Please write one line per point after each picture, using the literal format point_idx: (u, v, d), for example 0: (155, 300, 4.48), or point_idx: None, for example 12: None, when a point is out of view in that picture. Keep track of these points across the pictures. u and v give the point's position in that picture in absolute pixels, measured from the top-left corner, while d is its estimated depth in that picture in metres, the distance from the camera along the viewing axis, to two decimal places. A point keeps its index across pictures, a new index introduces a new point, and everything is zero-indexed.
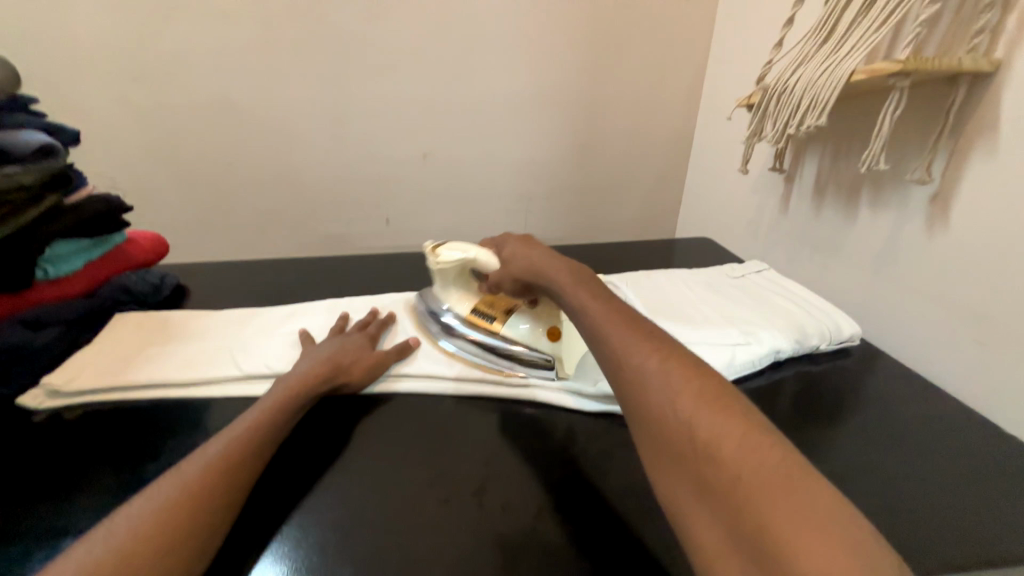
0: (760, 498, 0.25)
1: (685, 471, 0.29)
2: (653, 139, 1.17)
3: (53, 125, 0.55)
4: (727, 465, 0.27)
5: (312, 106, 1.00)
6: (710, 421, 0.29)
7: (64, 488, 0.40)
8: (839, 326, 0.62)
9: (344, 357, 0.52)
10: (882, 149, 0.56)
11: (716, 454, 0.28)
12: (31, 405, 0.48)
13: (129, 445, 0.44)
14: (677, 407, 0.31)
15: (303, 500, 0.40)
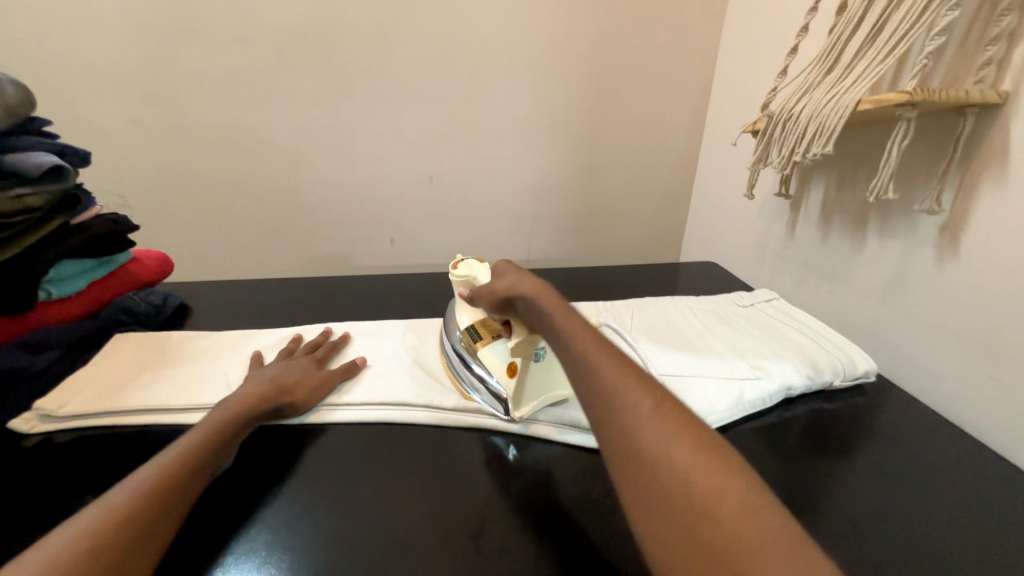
0: (762, 571, 0.23)
1: (678, 531, 0.27)
2: (658, 162, 1.18)
3: (65, 147, 0.56)
4: (719, 515, 0.26)
5: (321, 128, 1.01)
6: (702, 470, 0.28)
7: (47, 519, 0.38)
8: (853, 360, 0.60)
9: (289, 379, 0.52)
10: (889, 178, 0.56)
11: (709, 507, 0.26)
12: (22, 429, 0.47)
13: (118, 473, 0.43)
14: (667, 452, 0.29)
15: (280, 543, 0.38)
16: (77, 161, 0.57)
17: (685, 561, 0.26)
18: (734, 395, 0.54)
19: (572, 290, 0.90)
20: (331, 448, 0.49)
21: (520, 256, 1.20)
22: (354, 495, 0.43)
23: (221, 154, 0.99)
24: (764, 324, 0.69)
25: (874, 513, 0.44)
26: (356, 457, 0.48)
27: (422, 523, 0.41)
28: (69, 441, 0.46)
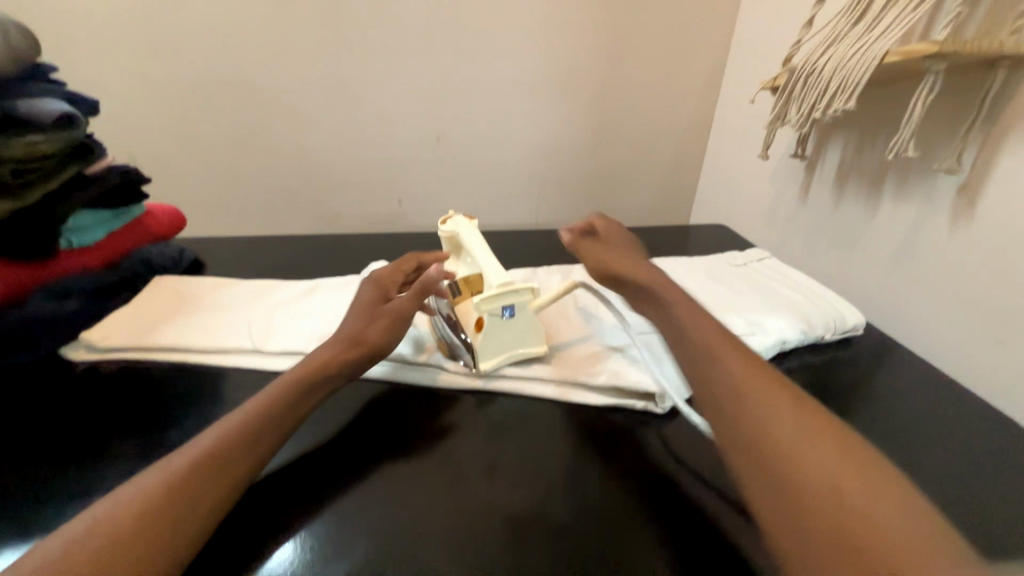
0: (909, 552, 0.24)
1: (815, 522, 0.27)
2: (672, 122, 1.14)
3: (73, 94, 0.55)
4: (797, 478, 0.29)
5: (326, 82, 0.99)
6: (830, 460, 0.30)
7: (90, 446, 0.41)
8: (844, 316, 0.62)
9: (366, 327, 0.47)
10: (911, 135, 0.54)
11: (795, 469, 0.30)
12: (71, 356, 0.51)
13: (149, 409, 0.45)
14: (789, 449, 0.31)
15: (309, 475, 0.39)
16: (86, 111, 0.57)
17: (832, 551, 0.26)
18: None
19: None
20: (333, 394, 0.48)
21: (527, 219, 1.19)
22: (352, 441, 0.43)
23: (226, 109, 0.98)
24: (762, 282, 0.69)
25: None
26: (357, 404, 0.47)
27: (427, 466, 0.40)
28: (103, 379, 0.49)
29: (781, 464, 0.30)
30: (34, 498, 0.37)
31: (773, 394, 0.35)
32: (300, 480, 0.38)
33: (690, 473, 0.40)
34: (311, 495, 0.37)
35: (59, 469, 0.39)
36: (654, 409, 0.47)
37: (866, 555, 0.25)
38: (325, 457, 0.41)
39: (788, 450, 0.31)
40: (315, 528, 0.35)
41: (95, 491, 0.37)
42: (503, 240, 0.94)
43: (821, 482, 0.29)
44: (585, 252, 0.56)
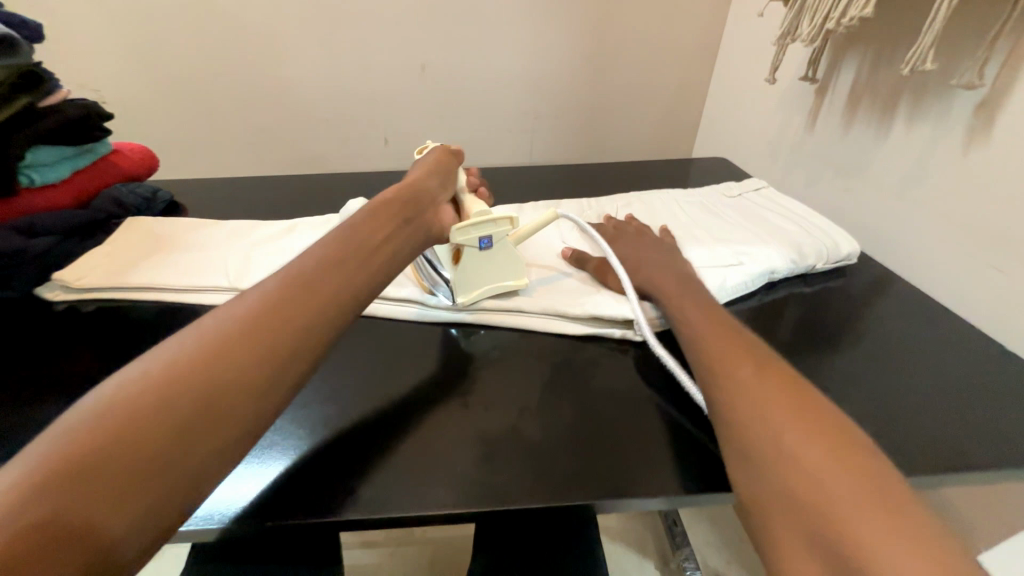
0: (843, 509, 0.25)
1: (768, 478, 0.29)
2: (675, 47, 1.05)
3: (10, 16, 0.51)
4: (735, 401, 0.33)
5: (297, 6, 0.91)
6: (790, 424, 0.30)
7: (75, 381, 0.42)
8: (837, 244, 0.60)
9: (413, 186, 0.46)
10: (931, 45, 0.49)
11: (761, 431, 0.31)
12: (48, 297, 0.51)
13: (130, 346, 0.45)
14: (760, 414, 0.31)
15: (288, 402, 0.39)
16: (31, 36, 0.53)
17: (779, 507, 0.27)
18: (713, 280, 0.53)
19: (573, 189, 0.87)
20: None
21: (521, 158, 1.14)
22: (316, 374, 0.42)
23: (192, 40, 0.91)
24: (754, 212, 0.67)
25: (853, 386, 0.45)
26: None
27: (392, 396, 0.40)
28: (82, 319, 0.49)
29: (725, 392, 0.35)
30: (23, 428, 0.38)
31: (719, 339, 0.39)
32: (279, 407, 0.39)
33: (653, 400, 0.41)
34: (289, 418, 0.38)
35: (46, 402, 0.40)
36: (630, 337, 0.47)
37: (778, 453, 0.29)
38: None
39: (727, 380, 0.35)
40: (285, 446, 0.36)
41: None
42: (493, 179, 0.90)
43: (748, 399, 0.33)
44: (615, 237, 0.57)
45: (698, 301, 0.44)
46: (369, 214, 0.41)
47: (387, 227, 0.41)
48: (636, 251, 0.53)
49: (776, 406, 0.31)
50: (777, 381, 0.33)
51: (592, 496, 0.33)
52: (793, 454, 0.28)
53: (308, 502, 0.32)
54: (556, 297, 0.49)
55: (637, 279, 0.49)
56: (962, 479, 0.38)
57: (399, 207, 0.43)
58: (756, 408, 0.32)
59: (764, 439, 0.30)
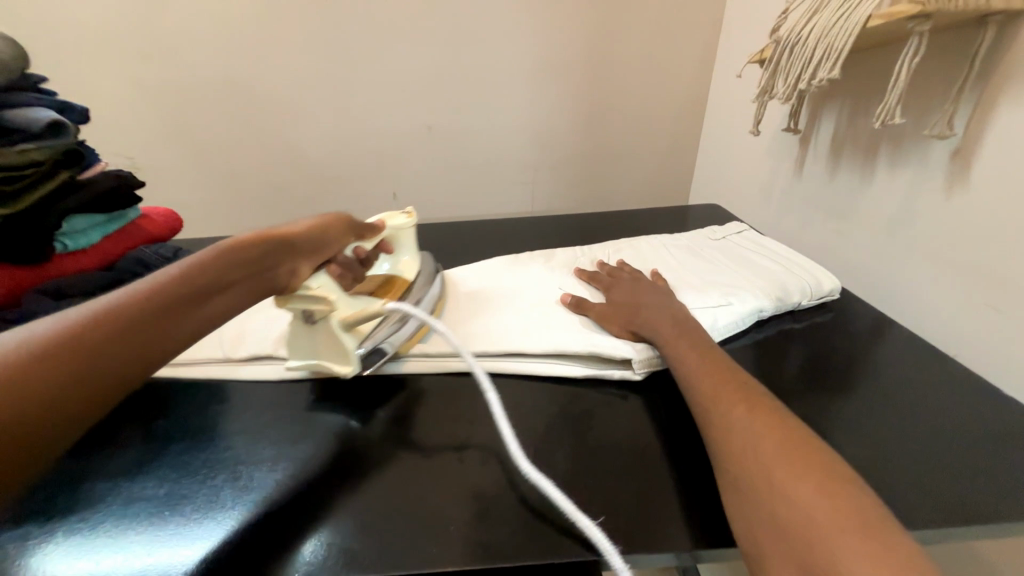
0: (834, 542, 0.26)
1: (764, 515, 0.29)
2: (665, 103, 1.13)
3: (61, 103, 0.57)
4: (731, 440, 0.34)
5: (315, 80, 1.00)
6: (780, 462, 0.31)
7: (86, 443, 0.42)
8: (819, 281, 0.62)
9: (285, 236, 0.45)
10: (899, 100, 0.53)
11: (755, 470, 0.31)
12: None
13: (141, 405, 0.46)
14: (754, 452, 0.32)
15: (295, 456, 0.40)
16: (76, 118, 0.59)
17: (777, 545, 0.28)
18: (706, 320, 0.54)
19: (572, 237, 0.90)
20: (302, 389, 0.48)
21: (523, 207, 1.19)
22: (321, 430, 0.43)
23: (219, 112, 1.00)
24: (736, 254, 0.69)
25: (857, 431, 0.45)
26: (321, 395, 0.47)
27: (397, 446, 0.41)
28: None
29: (721, 430, 0.36)
30: (33, 489, 0.38)
31: (715, 379, 0.40)
32: (286, 462, 0.39)
33: (654, 446, 0.41)
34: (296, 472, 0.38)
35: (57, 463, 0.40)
36: (631, 377, 0.48)
37: (772, 490, 0.30)
38: (294, 445, 0.41)
39: (722, 418, 0.37)
40: (287, 500, 0.36)
41: (91, 479, 0.39)
42: (495, 229, 0.94)
43: (742, 439, 0.34)
44: (615, 283, 0.58)
45: (694, 341, 0.45)
46: (224, 255, 0.40)
47: (234, 275, 0.40)
48: (636, 294, 0.54)
49: (769, 446, 0.32)
50: (772, 424, 0.34)
51: (594, 550, 0.32)
52: (780, 492, 0.30)
53: (309, 558, 0.32)
54: (558, 338, 0.51)
55: (635, 320, 0.51)
56: (979, 530, 0.37)
57: (256, 254, 0.42)
58: (749, 449, 0.33)
59: (759, 476, 0.31)
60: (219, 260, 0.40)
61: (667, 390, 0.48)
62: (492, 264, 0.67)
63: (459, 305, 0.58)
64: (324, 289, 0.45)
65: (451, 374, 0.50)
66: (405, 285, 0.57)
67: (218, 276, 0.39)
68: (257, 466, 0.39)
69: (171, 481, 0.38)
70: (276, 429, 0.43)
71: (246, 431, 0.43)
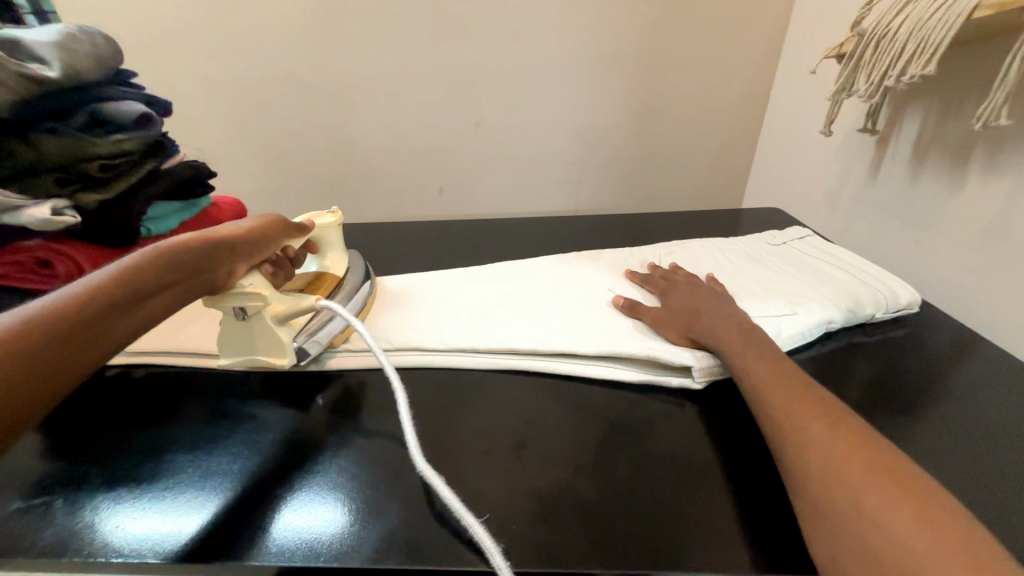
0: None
1: (852, 542, 0.28)
2: (723, 101, 1.08)
3: (149, 97, 0.60)
4: (809, 457, 0.33)
5: (371, 76, 1.02)
6: (870, 487, 0.29)
7: (164, 414, 0.45)
8: (895, 293, 0.57)
9: (223, 240, 0.43)
10: (1005, 100, 0.48)
11: (840, 492, 0.30)
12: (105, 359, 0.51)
13: (212, 381, 0.49)
14: (838, 474, 0.31)
15: (354, 442, 0.41)
16: (161, 111, 0.63)
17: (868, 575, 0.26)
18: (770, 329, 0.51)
19: (620, 237, 0.88)
20: (358, 376, 0.49)
21: (568, 205, 1.18)
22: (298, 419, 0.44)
23: (282, 106, 1.04)
24: (801, 261, 0.65)
25: (940, 458, 0.41)
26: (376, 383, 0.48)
27: (455, 437, 0.41)
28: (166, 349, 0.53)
29: (798, 444, 0.34)
30: (120, 454, 0.40)
31: (789, 392, 0.38)
32: (345, 447, 0.41)
33: (715, 460, 0.39)
34: (357, 457, 0.40)
35: (140, 431, 0.43)
36: (689, 386, 0.46)
37: (861, 515, 0.28)
38: (354, 430, 0.42)
39: (799, 431, 0.35)
40: (347, 483, 0.37)
41: (171, 449, 0.41)
42: (541, 227, 0.94)
43: (823, 455, 0.32)
44: (672, 287, 0.56)
45: (762, 352, 0.43)
46: (158, 256, 0.37)
47: (176, 277, 0.38)
48: (695, 300, 0.52)
49: (856, 467, 0.31)
50: (861, 444, 0.32)
51: (656, 563, 0.32)
52: (873, 519, 0.28)
53: (372, 542, 0.33)
54: (613, 340, 0.49)
55: (696, 327, 0.49)
56: None
57: (201, 257, 0.41)
58: (834, 468, 0.31)
59: (844, 499, 0.29)
60: (152, 262, 0.37)
61: (727, 402, 0.45)
62: (541, 263, 0.66)
63: (507, 302, 0.57)
64: (258, 286, 0.45)
65: (501, 371, 0.49)
66: (334, 280, 0.56)
67: (150, 281, 0.36)
68: (318, 448, 0.41)
69: (241, 458, 0.40)
70: (332, 413, 0.44)
71: (307, 413, 0.44)
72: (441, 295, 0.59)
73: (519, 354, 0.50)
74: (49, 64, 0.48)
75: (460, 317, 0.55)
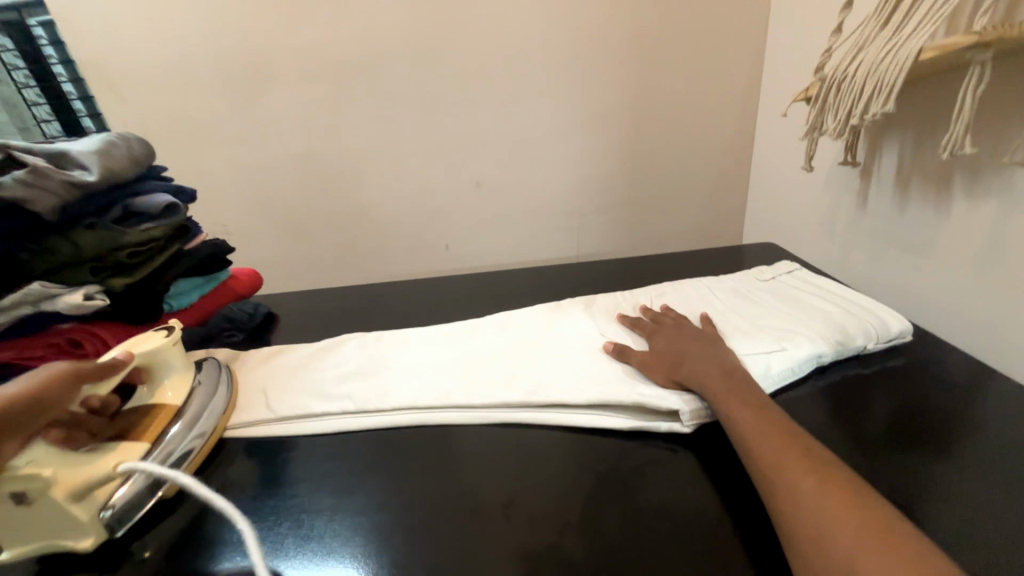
0: None
1: None
2: (709, 144, 1.12)
3: (175, 187, 0.68)
4: (800, 516, 0.33)
5: (376, 149, 1.11)
6: (864, 548, 0.30)
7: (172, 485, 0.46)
8: (886, 323, 0.57)
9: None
10: (966, 130, 0.49)
11: (835, 554, 0.30)
12: None
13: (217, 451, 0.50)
14: (831, 536, 0.31)
15: (348, 507, 0.42)
16: (186, 198, 0.69)
17: None
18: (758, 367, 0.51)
19: (619, 281, 0.90)
20: (356, 436, 0.50)
21: (570, 253, 1.21)
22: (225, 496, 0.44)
23: (297, 182, 1.13)
24: (790, 296, 0.65)
25: (957, 499, 0.39)
26: (373, 442, 0.49)
27: (449, 496, 0.42)
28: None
29: (794, 504, 0.34)
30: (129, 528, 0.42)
31: (778, 446, 0.38)
32: (340, 513, 0.41)
33: (711, 510, 0.38)
34: (350, 522, 0.40)
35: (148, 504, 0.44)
36: (679, 430, 0.46)
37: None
38: (346, 496, 0.43)
39: (794, 488, 0.35)
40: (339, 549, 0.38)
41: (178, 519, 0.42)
42: (541, 276, 0.96)
43: (819, 516, 0.32)
44: (659, 330, 0.57)
45: (747, 398, 0.43)
46: None
47: None
48: (680, 343, 0.53)
49: (853, 532, 0.31)
50: (849, 500, 0.33)
51: None
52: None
53: None
54: (600, 387, 0.50)
55: (681, 370, 0.49)
56: None
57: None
58: (833, 531, 0.31)
59: (840, 564, 0.30)
60: None
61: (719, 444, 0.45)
62: (531, 312, 0.68)
63: (496, 353, 0.59)
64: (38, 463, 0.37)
65: (493, 425, 0.50)
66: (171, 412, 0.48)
67: None
68: (315, 515, 0.41)
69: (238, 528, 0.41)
70: (324, 479, 0.45)
71: (306, 479, 0.45)
72: (433, 349, 0.61)
73: (508, 406, 0.50)
74: (90, 169, 0.54)
75: (451, 372, 0.56)
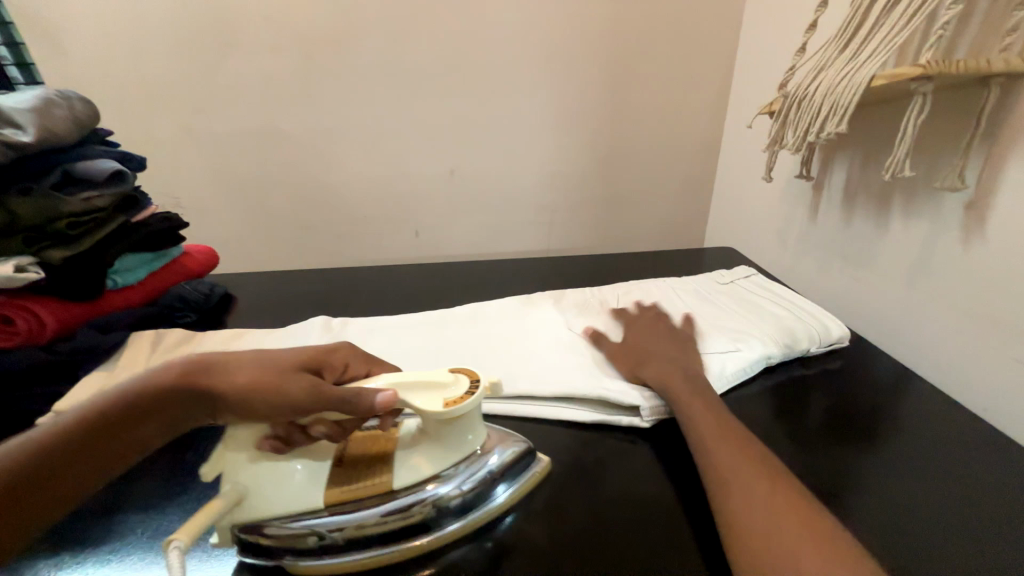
0: None
1: None
2: (678, 149, 1.16)
3: (122, 154, 0.63)
4: (745, 512, 0.35)
5: (346, 128, 1.07)
6: (801, 545, 0.32)
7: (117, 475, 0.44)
8: (828, 328, 0.62)
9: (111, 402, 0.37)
10: (907, 156, 0.54)
11: (772, 550, 0.33)
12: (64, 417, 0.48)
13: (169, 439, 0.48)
14: (772, 531, 0.34)
15: None
16: (135, 167, 0.64)
17: None
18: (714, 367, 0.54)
19: (587, 277, 0.92)
20: None
21: (541, 246, 1.22)
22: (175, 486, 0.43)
23: (259, 156, 1.07)
24: (745, 299, 0.69)
25: (877, 490, 0.44)
26: None
27: None
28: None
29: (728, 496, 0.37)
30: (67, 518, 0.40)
31: (731, 449, 0.41)
32: None
33: (662, 499, 0.41)
34: None
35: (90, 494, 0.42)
36: (640, 424, 0.48)
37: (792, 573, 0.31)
38: None
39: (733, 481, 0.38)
40: None
41: (123, 510, 0.40)
42: (511, 268, 0.97)
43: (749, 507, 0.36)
44: (627, 331, 0.59)
45: (709, 401, 0.46)
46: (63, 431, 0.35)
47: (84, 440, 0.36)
48: (644, 345, 0.55)
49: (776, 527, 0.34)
50: (792, 501, 0.35)
51: None
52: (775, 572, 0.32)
53: None
54: (566, 381, 0.51)
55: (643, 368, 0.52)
56: None
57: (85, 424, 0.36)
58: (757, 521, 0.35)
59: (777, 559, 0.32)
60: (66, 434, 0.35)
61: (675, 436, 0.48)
62: (500, 308, 0.68)
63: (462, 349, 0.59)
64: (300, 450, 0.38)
65: None
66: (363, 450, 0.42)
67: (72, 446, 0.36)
68: None
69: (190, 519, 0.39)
70: None
71: None
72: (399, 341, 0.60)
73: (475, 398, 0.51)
74: (24, 129, 0.49)
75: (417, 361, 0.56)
